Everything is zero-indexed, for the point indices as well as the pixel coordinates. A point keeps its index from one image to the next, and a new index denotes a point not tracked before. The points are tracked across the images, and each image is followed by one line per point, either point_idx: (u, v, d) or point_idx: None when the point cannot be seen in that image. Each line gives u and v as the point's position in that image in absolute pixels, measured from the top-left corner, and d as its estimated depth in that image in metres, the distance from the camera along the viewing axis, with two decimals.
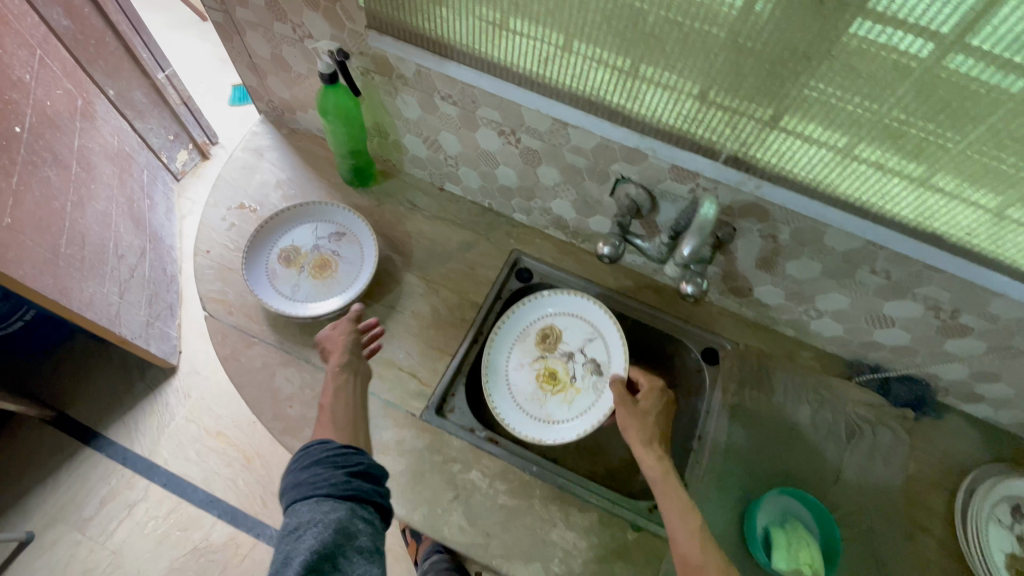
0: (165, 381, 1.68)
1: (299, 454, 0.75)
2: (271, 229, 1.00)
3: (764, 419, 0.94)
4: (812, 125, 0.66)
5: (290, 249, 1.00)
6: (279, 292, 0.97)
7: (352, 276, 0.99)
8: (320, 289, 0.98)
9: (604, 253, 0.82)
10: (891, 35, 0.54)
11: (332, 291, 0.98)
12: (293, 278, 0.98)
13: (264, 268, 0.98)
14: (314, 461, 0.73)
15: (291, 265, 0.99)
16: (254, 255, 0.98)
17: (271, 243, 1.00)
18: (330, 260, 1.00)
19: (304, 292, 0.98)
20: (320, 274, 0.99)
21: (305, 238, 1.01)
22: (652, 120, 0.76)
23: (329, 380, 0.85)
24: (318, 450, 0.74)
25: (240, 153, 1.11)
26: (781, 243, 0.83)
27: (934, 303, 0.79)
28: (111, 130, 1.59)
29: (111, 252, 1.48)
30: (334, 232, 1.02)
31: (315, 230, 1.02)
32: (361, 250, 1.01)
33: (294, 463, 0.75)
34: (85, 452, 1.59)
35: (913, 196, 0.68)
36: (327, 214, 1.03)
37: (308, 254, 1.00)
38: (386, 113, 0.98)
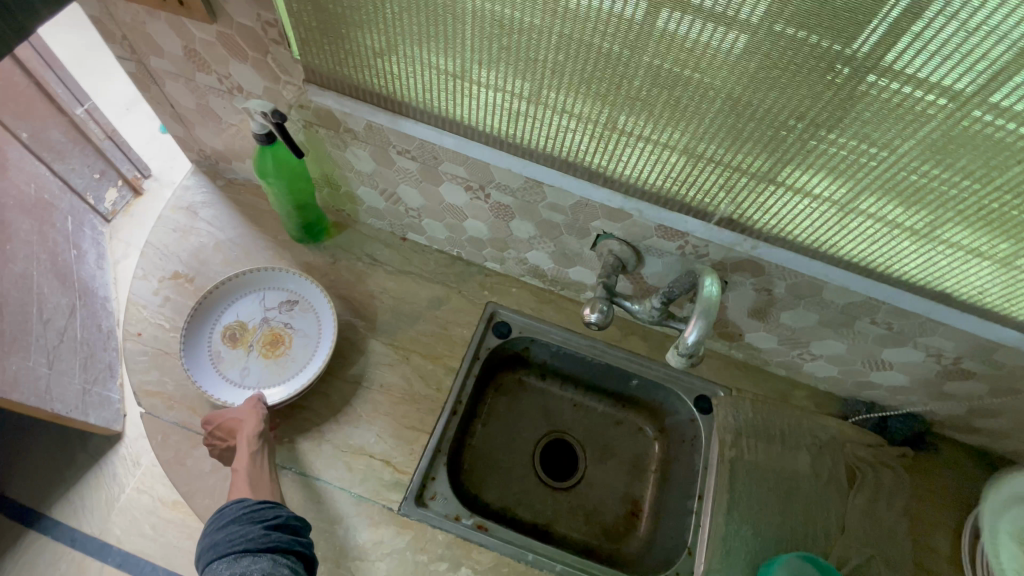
0: (111, 450, 1.51)
1: (212, 516, 0.71)
2: (212, 304, 0.89)
3: (764, 471, 0.88)
4: (816, 188, 0.60)
5: (235, 326, 0.89)
6: (225, 378, 0.86)
7: (308, 351, 0.89)
8: (273, 370, 0.88)
9: (592, 321, 0.74)
10: (912, 90, 0.48)
11: (287, 370, 0.88)
12: (241, 360, 0.88)
13: (207, 351, 0.87)
14: (230, 519, 0.69)
15: (238, 344, 0.89)
16: (194, 338, 0.87)
17: (212, 320, 0.89)
18: (283, 334, 0.90)
19: (255, 374, 0.88)
20: (272, 351, 0.89)
21: (252, 311, 0.91)
22: (636, 180, 0.68)
23: (243, 446, 0.76)
24: (231, 509, 0.70)
25: (170, 212, 0.98)
26: (776, 295, 0.77)
27: (937, 351, 0.75)
28: (26, 176, 1.39)
29: (34, 317, 1.31)
30: (285, 301, 0.92)
31: (263, 300, 0.92)
32: (317, 319, 0.91)
33: (210, 526, 0.70)
34: (24, 539, 1.42)
35: (924, 257, 0.63)
36: (275, 282, 0.92)
37: (255, 330, 0.90)
38: (335, 166, 0.88)
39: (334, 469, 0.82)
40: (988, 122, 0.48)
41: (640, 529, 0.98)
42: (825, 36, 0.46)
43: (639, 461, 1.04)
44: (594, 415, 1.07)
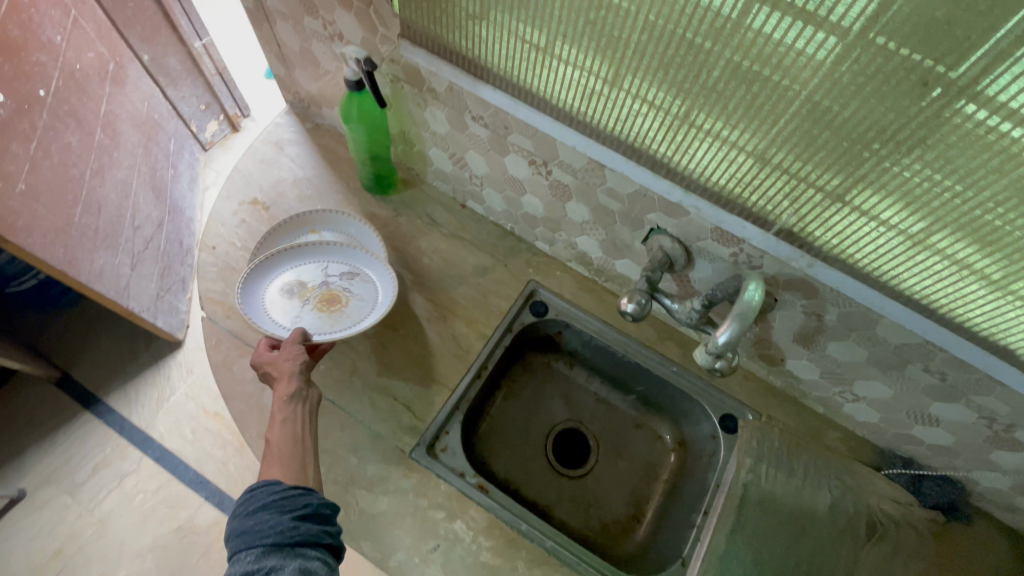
0: (170, 354, 1.65)
1: (240, 498, 0.68)
2: (278, 258, 0.92)
3: (779, 503, 0.84)
4: (887, 211, 0.58)
5: (297, 280, 0.92)
6: (278, 327, 0.88)
7: (363, 312, 0.90)
8: (325, 326, 0.89)
9: (627, 310, 0.75)
10: (1000, 121, 0.46)
11: (339, 327, 0.89)
12: (296, 313, 0.89)
13: (265, 302, 0.89)
14: (260, 506, 0.66)
15: (296, 296, 0.91)
16: (256, 287, 0.89)
17: (276, 273, 0.92)
18: (340, 294, 0.91)
19: (307, 327, 0.89)
20: (327, 308, 0.90)
21: (314, 270, 0.93)
22: (700, 176, 0.68)
23: (275, 409, 0.78)
24: (263, 493, 0.67)
25: (260, 144, 1.07)
26: (826, 323, 0.74)
27: (990, 414, 0.71)
28: (141, 96, 1.55)
29: (127, 222, 1.45)
30: (348, 264, 0.94)
31: (326, 261, 0.94)
32: (376, 284, 0.92)
33: (237, 509, 0.67)
34: (83, 418, 1.58)
35: (991, 305, 0.59)
36: (341, 245, 0.94)
37: (314, 288, 0.92)
38: (413, 123, 0.92)
39: (360, 404, 0.87)
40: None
41: (639, 532, 0.97)
42: (918, 50, 0.44)
43: (651, 466, 1.03)
44: (616, 413, 1.07)
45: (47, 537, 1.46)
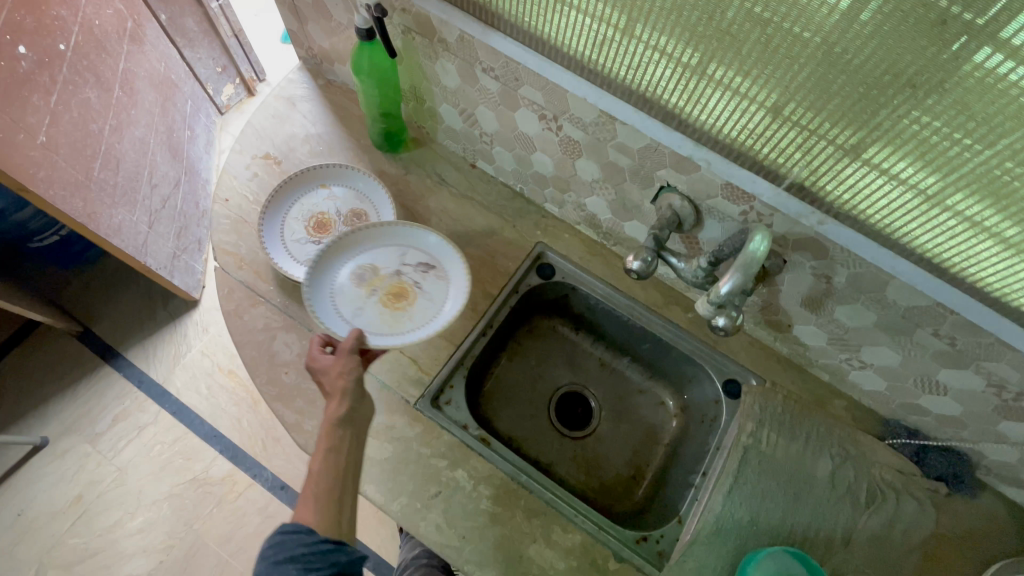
0: (187, 313, 1.69)
1: (273, 541, 0.68)
2: (355, 240, 0.89)
3: (779, 467, 0.84)
4: (901, 162, 0.56)
5: (368, 267, 0.88)
6: (339, 312, 0.85)
7: (428, 316, 0.86)
8: (389, 322, 0.85)
9: (633, 268, 0.74)
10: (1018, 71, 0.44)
11: (402, 326, 0.85)
12: (359, 301, 0.86)
13: (332, 281, 0.87)
14: (287, 557, 0.65)
15: (363, 285, 0.87)
16: (325, 264, 0.87)
17: (349, 255, 0.89)
18: (409, 291, 0.88)
19: (367, 319, 0.85)
20: (393, 303, 0.87)
21: (387, 259, 0.89)
22: (712, 129, 0.66)
23: (322, 434, 0.74)
24: (292, 542, 0.66)
25: (273, 100, 1.07)
26: (834, 285, 0.73)
27: (999, 381, 0.69)
28: (158, 55, 1.55)
29: (145, 180, 1.48)
30: (424, 260, 0.90)
31: (403, 252, 0.90)
32: (448, 288, 0.88)
33: (268, 552, 0.67)
34: (103, 371, 1.62)
35: (1005, 265, 0.57)
36: (421, 239, 0.90)
37: (385, 278, 0.88)
38: (424, 78, 0.92)
39: None
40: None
41: (638, 493, 0.99)
42: None
43: (653, 430, 1.03)
44: (620, 378, 1.08)
45: (68, 483, 1.51)
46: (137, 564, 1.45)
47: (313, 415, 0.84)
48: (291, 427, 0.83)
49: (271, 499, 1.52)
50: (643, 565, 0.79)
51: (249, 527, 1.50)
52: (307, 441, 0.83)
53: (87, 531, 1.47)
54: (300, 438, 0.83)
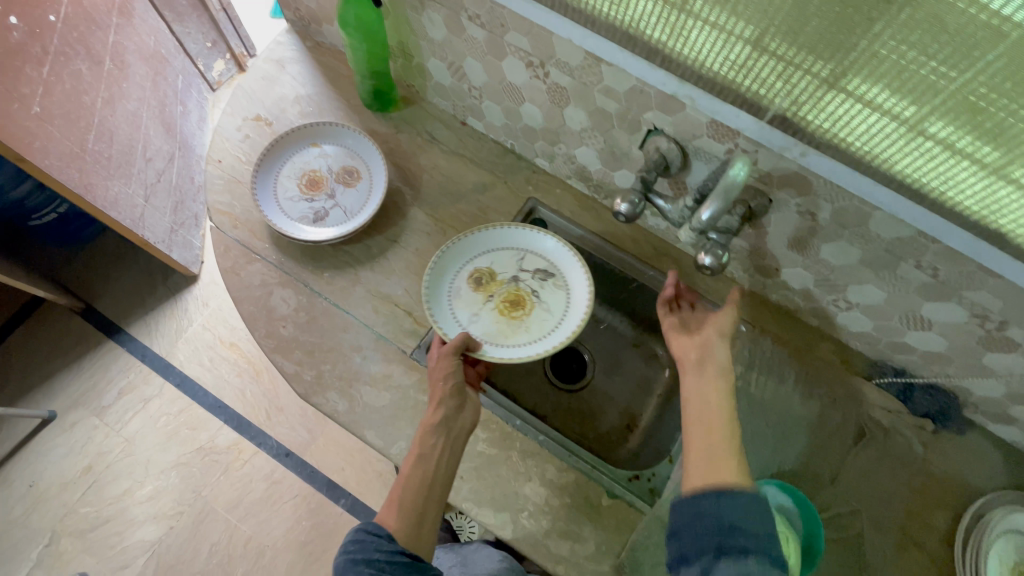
0: (187, 288, 1.71)
1: (355, 537, 0.68)
2: (475, 244, 0.92)
3: (767, 407, 0.88)
4: (877, 86, 0.57)
5: (485, 271, 0.91)
6: (455, 313, 0.88)
7: (545, 325, 0.87)
8: (504, 327, 0.88)
9: (620, 211, 0.75)
10: None
11: (518, 333, 0.87)
12: (475, 304, 0.89)
13: (450, 284, 0.90)
14: (364, 559, 0.66)
15: (481, 289, 0.90)
16: (444, 266, 0.91)
17: (467, 258, 0.92)
18: (526, 299, 0.90)
19: (482, 324, 0.88)
20: (510, 309, 0.89)
21: (506, 264, 0.92)
22: (694, 64, 0.67)
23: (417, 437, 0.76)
24: (371, 545, 0.67)
25: (262, 62, 1.07)
26: (819, 222, 0.74)
27: (982, 310, 0.70)
28: (148, 29, 1.53)
29: (139, 154, 1.48)
30: (543, 268, 0.91)
31: (523, 259, 0.92)
32: (566, 297, 0.89)
33: (348, 547, 0.68)
34: (107, 346, 1.65)
35: (984, 188, 0.58)
36: (541, 246, 0.92)
37: (502, 284, 0.91)
38: (412, 32, 0.92)
39: (362, 308, 0.90)
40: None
41: (631, 441, 1.01)
42: None
43: (647, 381, 1.05)
44: (613, 334, 1.09)
45: (77, 454, 1.55)
46: (149, 530, 1.49)
47: (312, 366, 0.86)
48: (290, 377, 0.85)
49: (277, 466, 1.56)
50: (634, 501, 0.81)
51: (256, 492, 1.54)
52: (307, 391, 0.85)
53: (98, 500, 1.51)
54: (299, 388, 0.85)
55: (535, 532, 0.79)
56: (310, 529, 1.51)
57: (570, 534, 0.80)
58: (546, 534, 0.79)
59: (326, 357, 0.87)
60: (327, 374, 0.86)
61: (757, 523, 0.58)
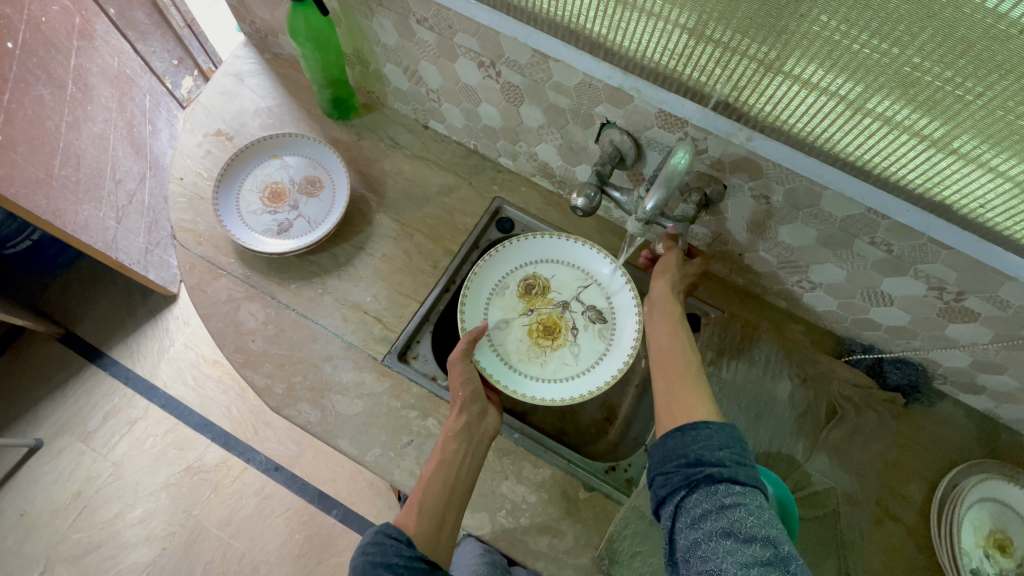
0: (167, 308, 1.70)
1: (374, 538, 0.68)
2: (542, 250, 0.94)
3: (739, 391, 0.89)
4: (814, 65, 0.57)
5: (540, 283, 0.94)
6: (489, 306, 0.92)
7: (562, 369, 0.89)
8: (526, 347, 0.90)
9: (578, 205, 0.75)
10: None
11: (532, 361, 0.90)
12: (512, 310, 0.92)
13: (503, 277, 0.94)
14: (384, 562, 0.64)
15: (524, 299, 0.93)
16: (505, 257, 0.94)
17: (532, 262, 0.95)
18: (562, 334, 0.92)
19: (508, 330, 0.91)
20: (542, 333, 0.92)
21: (564, 287, 0.94)
22: (637, 55, 0.67)
23: (440, 441, 0.77)
24: (392, 549, 0.66)
25: (220, 77, 1.06)
26: (774, 205, 0.75)
27: (938, 282, 0.71)
28: (111, 51, 1.51)
29: (108, 176, 1.47)
30: (597, 309, 0.93)
31: (583, 290, 0.94)
32: (601, 350, 0.90)
33: (367, 548, 0.67)
34: (89, 371, 1.63)
35: (925, 160, 0.59)
36: (609, 285, 0.93)
37: (550, 304, 0.93)
38: (365, 38, 0.92)
39: (331, 317, 0.91)
40: (984, 4, 0.46)
41: (611, 433, 1.01)
42: None
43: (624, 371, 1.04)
44: None
45: (65, 481, 1.53)
46: (141, 552, 1.48)
47: (283, 378, 0.86)
48: (261, 391, 0.85)
49: (267, 480, 1.55)
50: (611, 492, 0.83)
51: (247, 508, 1.53)
52: (278, 404, 0.85)
53: (88, 526, 1.50)
54: (271, 401, 0.85)
55: (515, 529, 0.80)
56: (304, 541, 1.51)
57: (549, 529, 0.80)
58: (525, 530, 0.80)
59: (296, 368, 0.87)
60: (299, 385, 0.86)
61: (721, 449, 0.63)
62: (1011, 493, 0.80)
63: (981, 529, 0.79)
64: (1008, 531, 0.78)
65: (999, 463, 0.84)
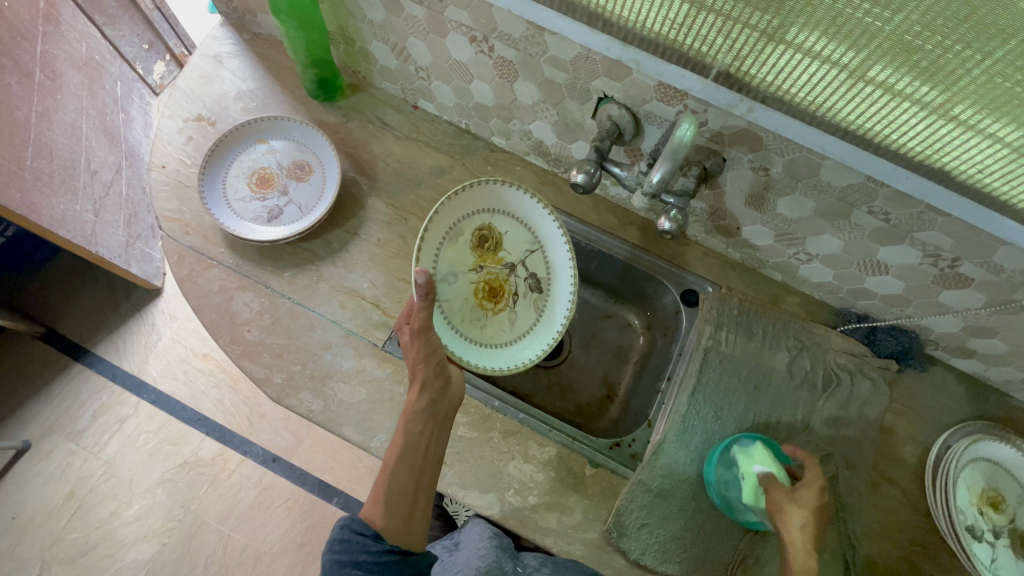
0: (151, 302, 1.65)
1: (341, 536, 0.70)
2: (498, 202, 0.91)
3: (739, 364, 0.89)
4: (815, 34, 0.57)
5: (493, 236, 0.93)
6: (441, 253, 0.89)
7: (497, 333, 0.92)
8: (470, 306, 0.92)
9: (578, 182, 0.74)
10: None
11: (474, 315, 0.92)
12: (462, 264, 0.92)
13: (457, 223, 0.90)
14: (351, 561, 0.67)
15: (473, 257, 0.93)
16: (464, 203, 0.89)
17: (490, 212, 0.92)
18: (504, 296, 0.94)
19: (456, 284, 0.92)
20: (486, 295, 0.93)
21: (515, 245, 0.94)
22: (636, 26, 0.66)
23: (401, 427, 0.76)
24: (358, 546, 0.69)
25: (198, 59, 1.02)
26: (773, 176, 0.75)
27: (934, 249, 0.72)
28: (78, 36, 1.44)
29: (83, 167, 1.41)
30: (538, 278, 0.94)
31: (528, 254, 0.94)
32: (533, 321, 0.93)
33: (335, 546, 0.69)
34: (74, 369, 1.59)
35: (926, 128, 0.59)
36: (552, 255, 0.92)
37: (499, 265, 0.94)
38: (350, 15, 0.88)
39: (328, 304, 0.89)
40: None
41: (612, 410, 1.02)
42: None
43: (622, 349, 1.06)
44: (586, 306, 1.09)
45: (57, 482, 1.50)
46: (140, 549, 1.47)
47: (282, 368, 0.85)
48: (260, 381, 0.84)
49: (265, 471, 1.54)
50: (617, 467, 0.85)
51: (246, 501, 1.52)
52: (279, 394, 0.83)
53: (84, 526, 1.47)
54: (271, 391, 0.83)
55: (523, 508, 0.80)
56: (306, 530, 1.51)
57: (557, 506, 0.81)
58: (533, 508, 0.80)
59: (296, 357, 0.85)
60: (299, 375, 0.84)
61: None
62: (1004, 451, 0.83)
63: (973, 486, 0.82)
64: (1001, 488, 0.81)
65: (989, 423, 0.86)
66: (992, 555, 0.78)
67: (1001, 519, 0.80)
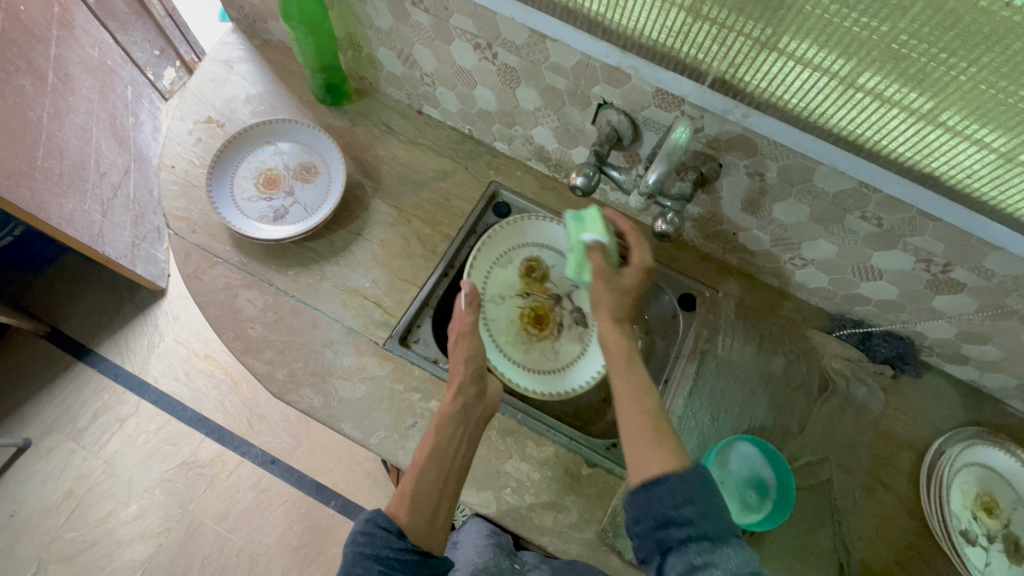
0: (154, 303, 1.67)
1: (364, 528, 0.70)
2: (546, 236, 0.99)
3: (735, 367, 0.91)
4: (806, 43, 0.59)
5: (541, 269, 0.99)
6: (490, 276, 0.96)
7: (540, 360, 0.95)
8: (516, 330, 0.96)
9: (576, 184, 0.76)
10: None
11: (518, 340, 0.96)
12: (510, 289, 0.98)
13: (509, 250, 0.98)
14: (374, 555, 0.67)
15: (521, 284, 0.98)
16: (516, 231, 0.97)
17: (539, 245, 0.98)
18: (549, 326, 0.97)
19: (503, 307, 0.97)
20: (531, 321, 0.97)
21: (562, 280, 0.99)
22: (634, 34, 0.68)
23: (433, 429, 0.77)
24: (381, 541, 0.69)
25: (208, 63, 1.05)
26: (768, 181, 0.77)
27: (926, 254, 0.73)
28: (91, 41, 1.47)
29: (92, 168, 1.43)
30: (583, 313, 0.98)
31: (574, 290, 0.99)
32: (577, 352, 0.96)
33: (357, 538, 0.69)
34: (76, 368, 1.60)
35: (915, 135, 0.61)
36: None
37: (545, 294, 0.99)
38: (358, 22, 0.91)
39: (331, 303, 0.91)
40: None
41: (610, 414, 1.02)
42: None
43: None
44: None
45: (56, 480, 1.51)
46: (137, 549, 1.47)
47: (284, 364, 0.86)
48: (262, 377, 0.85)
49: (263, 473, 1.54)
50: (613, 467, 0.85)
51: (244, 502, 1.52)
52: (281, 390, 0.84)
53: (82, 525, 1.47)
54: (272, 387, 0.85)
55: (520, 507, 0.81)
56: (303, 532, 1.50)
57: (553, 505, 0.82)
58: (530, 507, 0.81)
59: (297, 354, 0.87)
60: (300, 371, 0.86)
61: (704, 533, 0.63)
62: (996, 457, 0.84)
63: (967, 491, 0.83)
64: (994, 493, 0.82)
65: (983, 429, 0.87)
66: (985, 558, 0.80)
67: (995, 524, 0.81)
